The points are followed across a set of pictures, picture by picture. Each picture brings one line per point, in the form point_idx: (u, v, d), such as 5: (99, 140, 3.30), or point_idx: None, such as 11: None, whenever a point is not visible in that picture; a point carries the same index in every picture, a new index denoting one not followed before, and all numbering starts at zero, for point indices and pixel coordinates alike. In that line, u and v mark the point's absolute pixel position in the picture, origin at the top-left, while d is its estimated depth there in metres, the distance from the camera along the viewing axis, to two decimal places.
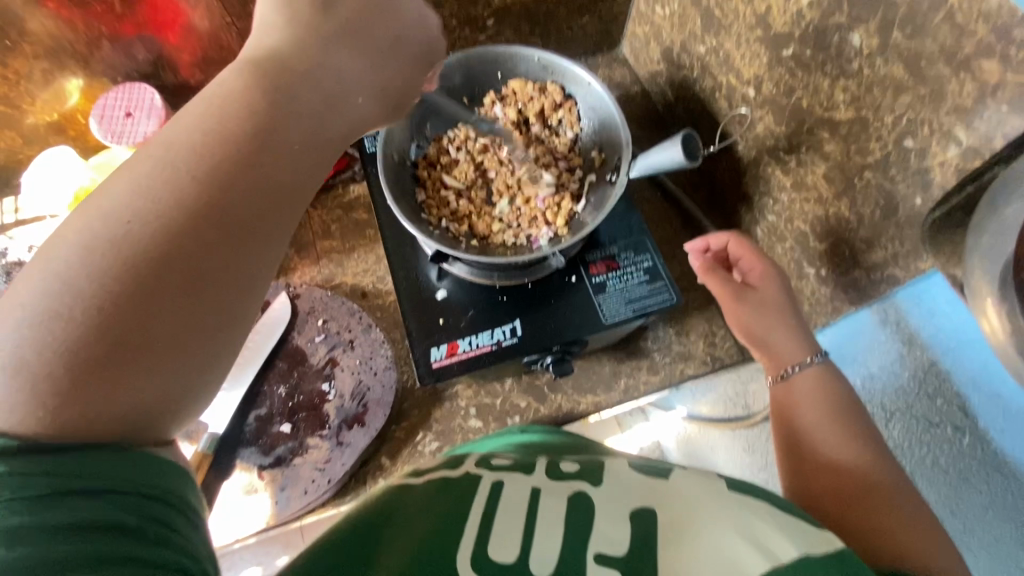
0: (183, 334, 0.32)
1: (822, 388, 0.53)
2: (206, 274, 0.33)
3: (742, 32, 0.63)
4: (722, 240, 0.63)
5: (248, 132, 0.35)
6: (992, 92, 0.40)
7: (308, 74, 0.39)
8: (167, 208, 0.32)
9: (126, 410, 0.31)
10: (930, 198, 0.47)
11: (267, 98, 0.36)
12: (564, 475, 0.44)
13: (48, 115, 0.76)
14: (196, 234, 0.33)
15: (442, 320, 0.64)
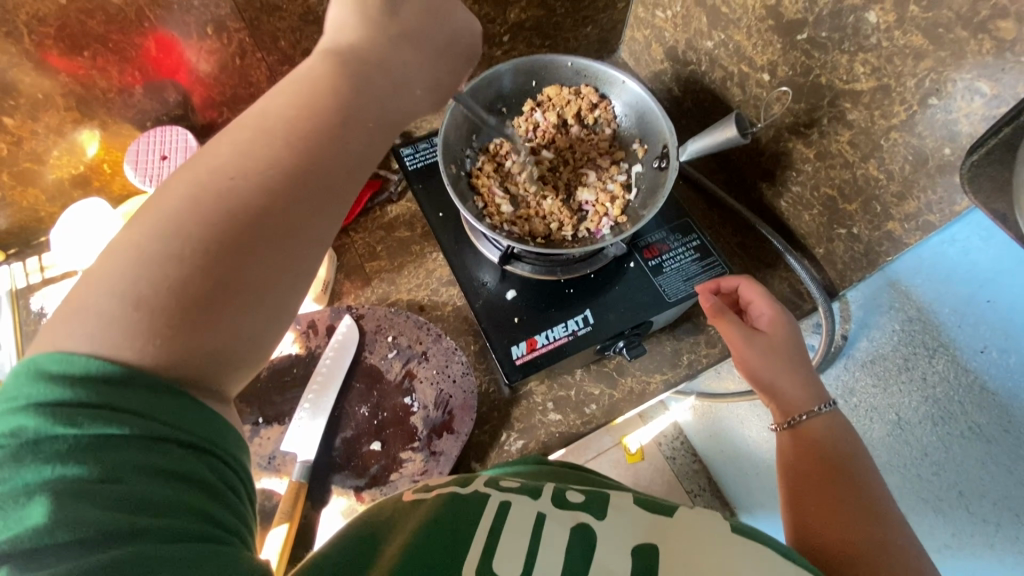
0: (249, 284, 0.38)
1: (822, 438, 0.57)
2: (279, 237, 0.39)
3: (752, 23, 0.69)
4: (732, 282, 0.65)
5: (324, 105, 0.42)
6: (1011, 47, 0.47)
7: (376, 65, 0.45)
8: (245, 156, 0.39)
9: (213, 339, 0.36)
10: (958, 146, 0.54)
11: (337, 75, 0.43)
12: (571, 503, 0.46)
13: (71, 168, 0.74)
14: (279, 199, 0.39)
15: (517, 319, 0.66)
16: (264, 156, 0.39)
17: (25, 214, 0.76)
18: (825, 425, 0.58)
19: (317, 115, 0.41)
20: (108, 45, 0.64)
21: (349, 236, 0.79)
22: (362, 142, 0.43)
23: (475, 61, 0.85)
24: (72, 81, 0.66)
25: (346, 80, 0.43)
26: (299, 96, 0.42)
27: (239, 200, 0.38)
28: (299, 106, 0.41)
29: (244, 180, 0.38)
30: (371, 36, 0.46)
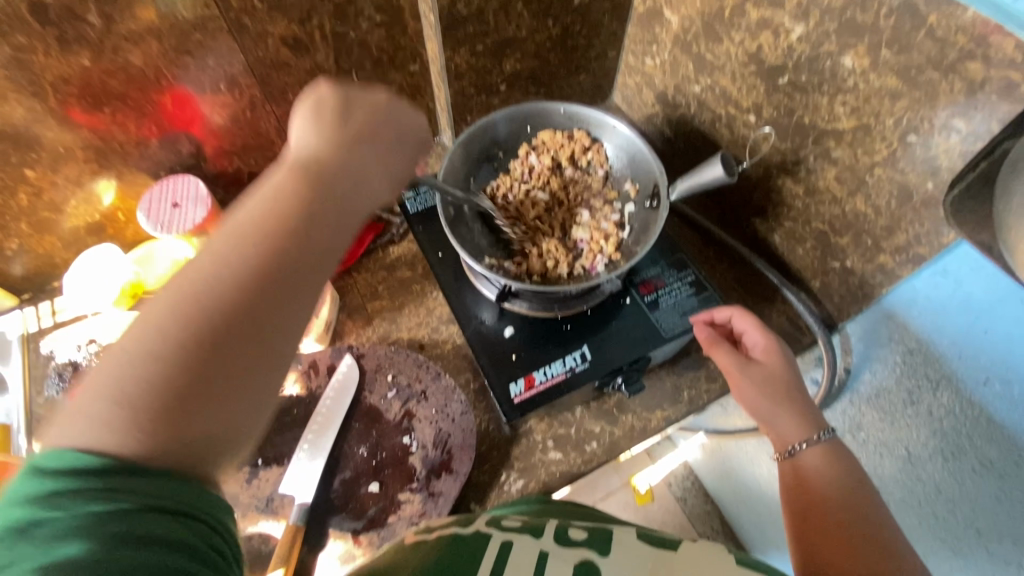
0: (225, 386, 0.38)
1: (817, 470, 0.56)
2: (258, 328, 0.39)
3: (735, 69, 0.73)
4: (725, 313, 0.66)
5: (287, 205, 0.42)
6: (981, 87, 0.48)
7: (337, 166, 0.46)
8: (212, 262, 0.39)
9: (193, 438, 0.36)
10: (941, 181, 0.55)
11: (299, 179, 0.44)
12: (572, 539, 0.45)
13: (87, 216, 0.77)
14: (250, 299, 0.39)
15: (515, 356, 0.67)
16: (237, 256, 0.40)
17: (41, 260, 0.79)
18: (821, 454, 0.57)
19: (280, 211, 0.42)
20: (126, 102, 0.68)
21: (352, 276, 0.81)
22: (324, 232, 0.43)
23: (474, 109, 0.89)
24: (92, 135, 0.69)
25: (309, 176, 0.44)
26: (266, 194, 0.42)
27: (217, 304, 0.38)
28: (265, 208, 0.42)
29: (219, 282, 0.39)
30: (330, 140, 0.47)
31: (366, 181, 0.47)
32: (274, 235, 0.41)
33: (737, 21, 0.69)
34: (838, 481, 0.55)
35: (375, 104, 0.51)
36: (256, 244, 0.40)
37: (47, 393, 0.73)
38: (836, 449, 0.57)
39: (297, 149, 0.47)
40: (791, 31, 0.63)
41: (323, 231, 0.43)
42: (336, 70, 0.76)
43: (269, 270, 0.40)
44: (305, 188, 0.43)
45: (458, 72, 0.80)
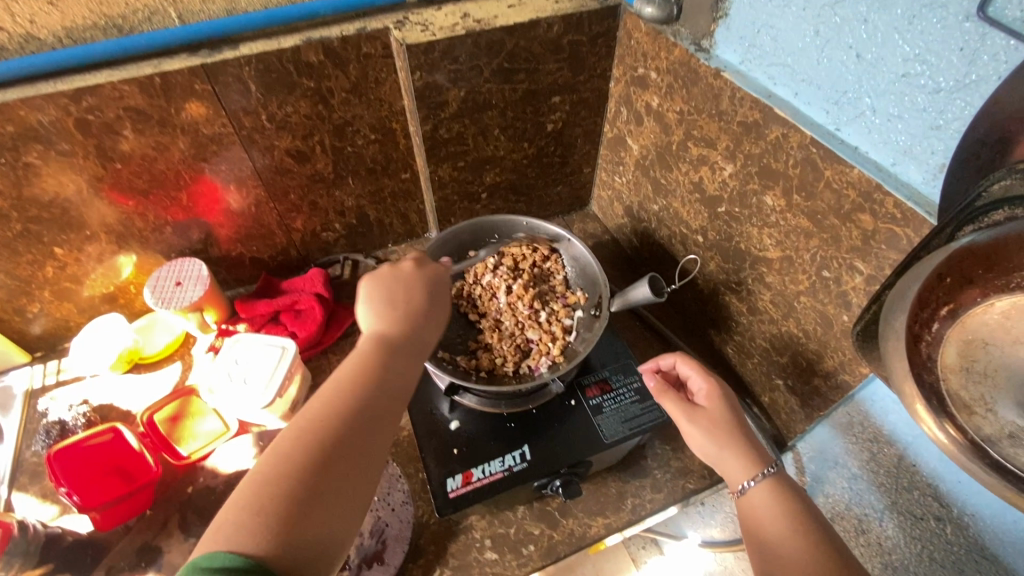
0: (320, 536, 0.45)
1: (764, 511, 0.57)
2: (351, 462, 0.49)
3: (684, 195, 0.80)
4: (669, 360, 0.71)
5: (352, 365, 0.54)
6: (873, 236, 0.53)
7: (403, 334, 0.59)
8: (298, 432, 0.49)
9: None
10: (853, 315, 0.59)
11: (379, 347, 0.56)
12: None
13: (103, 288, 0.87)
14: (334, 448, 0.48)
15: (457, 450, 0.70)
16: (319, 421, 0.50)
17: (56, 323, 0.88)
18: (766, 495, 0.58)
19: (345, 376, 0.53)
20: (150, 195, 0.79)
21: (327, 357, 0.89)
22: (395, 374, 0.55)
23: (458, 212, 0.98)
24: (117, 221, 0.80)
25: (394, 350, 0.57)
26: (376, 362, 0.55)
27: (292, 484, 0.46)
28: (333, 389, 0.52)
29: (308, 438, 0.48)
30: (397, 319, 0.59)
31: (423, 334, 0.60)
32: (365, 392, 0.52)
33: (682, 155, 0.77)
34: (787, 519, 0.56)
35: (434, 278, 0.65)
36: (343, 401, 0.51)
37: (33, 448, 0.79)
38: (778, 485, 0.58)
39: (378, 330, 0.58)
40: (724, 169, 0.70)
41: (403, 372, 0.56)
42: (334, 176, 0.88)
43: (353, 414, 0.51)
44: (388, 356, 0.56)
45: (442, 182, 0.91)
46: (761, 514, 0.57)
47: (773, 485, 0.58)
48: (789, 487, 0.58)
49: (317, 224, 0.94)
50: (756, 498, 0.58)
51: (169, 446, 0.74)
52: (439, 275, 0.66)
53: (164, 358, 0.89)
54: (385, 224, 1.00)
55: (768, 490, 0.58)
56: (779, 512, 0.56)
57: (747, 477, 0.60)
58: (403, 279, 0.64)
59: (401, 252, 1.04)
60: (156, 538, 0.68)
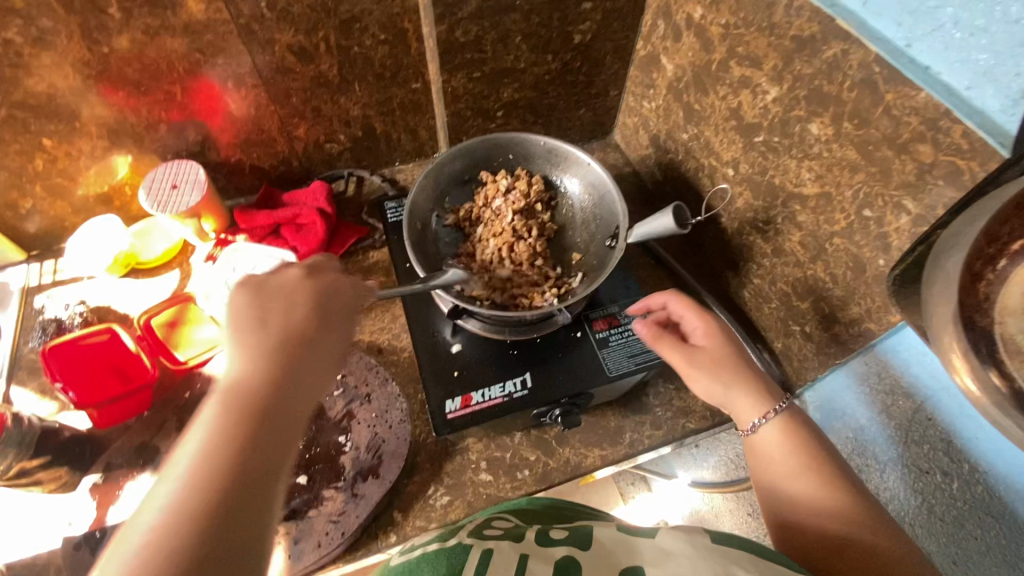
0: None
1: (773, 448, 0.56)
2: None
3: (719, 122, 0.73)
4: (658, 299, 0.66)
5: (253, 419, 0.40)
6: (930, 170, 0.48)
7: (279, 373, 0.44)
8: (173, 513, 0.34)
9: None
10: (891, 259, 0.54)
11: (254, 393, 0.41)
12: (555, 538, 0.50)
13: (97, 187, 0.83)
14: (214, 543, 0.34)
15: (457, 373, 0.68)
16: (185, 512, 0.34)
17: (51, 221, 0.85)
18: (779, 432, 0.56)
19: (231, 398, 0.41)
20: (141, 88, 0.73)
21: None
22: (271, 432, 0.40)
23: (471, 131, 0.92)
24: (107, 114, 0.75)
25: (240, 398, 0.41)
26: (258, 378, 0.42)
27: None
28: (206, 455, 0.37)
29: (183, 538, 0.33)
30: (254, 362, 0.43)
31: (306, 381, 0.45)
32: (266, 417, 0.40)
33: (722, 76, 0.70)
34: (799, 452, 0.55)
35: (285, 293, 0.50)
36: (230, 441, 0.38)
37: (31, 344, 0.78)
38: (790, 422, 0.57)
39: (232, 368, 0.43)
40: (767, 93, 0.63)
41: (274, 442, 0.40)
42: (339, 80, 0.81)
43: (232, 495, 0.36)
44: (236, 415, 0.39)
45: (455, 94, 0.84)
46: (766, 451, 0.56)
47: (786, 423, 0.57)
48: (798, 421, 0.57)
49: (321, 134, 0.88)
50: (767, 436, 0.57)
51: (166, 351, 0.73)
52: (331, 283, 0.53)
53: (162, 265, 0.87)
54: (392, 139, 0.94)
55: (778, 429, 0.56)
56: (789, 447, 0.55)
57: (755, 417, 0.58)
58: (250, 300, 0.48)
59: (409, 171, 0.99)
60: (154, 439, 0.68)
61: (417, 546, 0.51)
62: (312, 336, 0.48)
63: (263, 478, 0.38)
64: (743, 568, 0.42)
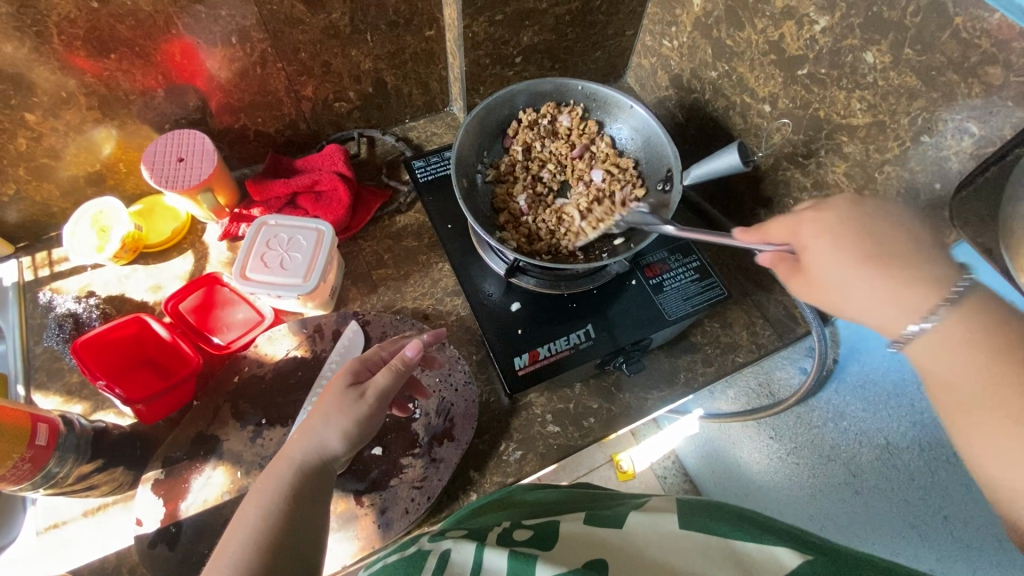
0: None
1: (928, 324, 0.44)
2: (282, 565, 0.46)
3: (755, 57, 0.72)
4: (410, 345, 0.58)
5: (309, 454, 0.52)
6: (998, 91, 0.50)
7: (329, 421, 0.53)
8: (263, 505, 0.49)
9: None
10: (948, 183, 0.56)
11: (318, 429, 0.53)
12: (518, 534, 0.50)
13: (88, 166, 0.75)
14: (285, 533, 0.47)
15: (521, 330, 0.69)
16: (268, 504, 0.49)
17: (37, 209, 0.76)
18: (920, 293, 0.44)
19: (247, 522, 0.48)
20: (134, 48, 0.65)
21: (357, 243, 0.81)
22: (321, 466, 0.52)
23: (488, 80, 0.88)
24: (96, 81, 0.67)
25: (311, 443, 0.52)
26: (271, 492, 0.50)
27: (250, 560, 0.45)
28: (279, 482, 0.50)
29: (260, 524, 0.47)
30: (330, 403, 0.54)
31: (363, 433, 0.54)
32: (280, 534, 0.47)
33: (763, 8, 0.68)
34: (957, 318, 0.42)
35: (365, 361, 0.58)
36: (270, 513, 0.48)
37: (44, 343, 0.72)
38: (936, 278, 0.44)
39: (312, 413, 0.54)
40: (815, 23, 0.63)
41: (315, 489, 0.51)
42: (350, 30, 0.75)
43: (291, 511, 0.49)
44: (304, 447, 0.52)
45: (475, 40, 0.79)
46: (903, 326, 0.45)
47: (920, 281, 0.45)
48: (980, 306, 0.42)
49: (330, 92, 0.82)
50: (941, 341, 0.43)
51: (203, 336, 0.69)
52: (375, 352, 0.59)
53: (173, 247, 0.80)
54: (403, 93, 0.88)
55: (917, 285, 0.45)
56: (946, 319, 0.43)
57: (913, 320, 0.44)
58: (345, 369, 0.58)
59: (421, 127, 0.93)
60: (210, 428, 0.65)
61: (380, 561, 0.49)
62: (316, 434, 0.52)
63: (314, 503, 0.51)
64: (711, 561, 0.45)
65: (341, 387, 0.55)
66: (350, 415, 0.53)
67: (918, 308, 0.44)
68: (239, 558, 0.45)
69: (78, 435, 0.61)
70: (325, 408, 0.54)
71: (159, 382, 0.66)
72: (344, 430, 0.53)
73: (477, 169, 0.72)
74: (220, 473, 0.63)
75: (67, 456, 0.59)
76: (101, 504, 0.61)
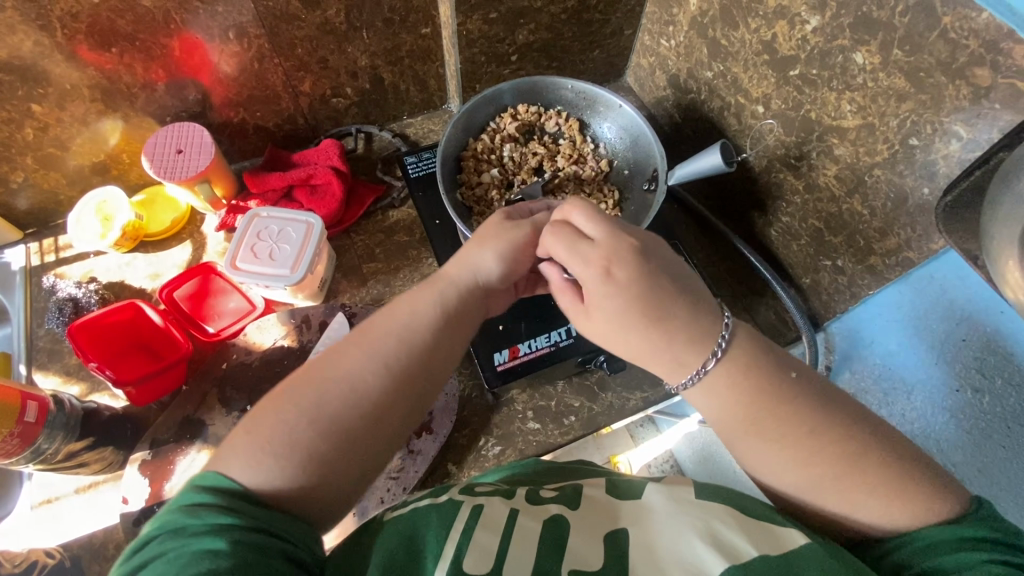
0: (347, 442, 0.47)
1: (718, 414, 0.48)
2: (400, 400, 0.50)
3: (749, 57, 0.72)
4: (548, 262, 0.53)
5: (455, 292, 0.54)
6: (986, 93, 0.48)
7: (478, 261, 0.54)
8: (402, 337, 0.51)
9: (323, 469, 0.46)
10: (936, 187, 0.55)
11: (471, 259, 0.54)
12: (543, 496, 0.49)
13: (93, 156, 0.77)
14: (400, 377, 0.50)
15: (502, 327, 0.69)
16: (392, 332, 0.51)
17: (45, 197, 0.79)
18: (723, 385, 0.48)
19: (382, 341, 0.51)
20: (137, 43, 0.68)
21: (350, 237, 0.82)
22: (462, 304, 0.54)
23: (484, 78, 0.88)
24: (100, 74, 0.69)
25: (454, 278, 0.54)
26: (411, 316, 0.52)
27: (382, 380, 0.49)
28: (419, 308, 0.53)
29: (384, 350, 0.50)
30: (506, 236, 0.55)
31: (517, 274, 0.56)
32: (410, 364, 0.50)
33: (756, 7, 0.68)
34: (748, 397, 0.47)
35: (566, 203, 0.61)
36: (394, 343, 0.51)
37: (46, 326, 0.75)
38: (736, 360, 0.48)
39: (464, 247, 0.56)
40: (807, 22, 0.62)
41: (449, 331, 0.53)
42: (346, 27, 0.76)
43: (422, 347, 0.51)
44: (445, 282, 0.54)
45: (469, 38, 0.80)
46: (713, 414, 0.49)
47: (732, 366, 0.48)
48: (744, 350, 0.48)
49: (327, 87, 0.83)
50: (710, 387, 0.48)
51: (196, 323, 0.71)
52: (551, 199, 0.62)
53: (172, 237, 0.83)
54: (400, 90, 0.89)
55: (725, 373, 0.48)
56: (744, 413, 0.47)
57: (683, 374, 0.48)
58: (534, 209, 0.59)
59: (418, 124, 0.94)
60: (198, 413, 0.67)
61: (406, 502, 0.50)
62: (471, 259, 0.54)
63: (444, 343, 0.53)
64: (725, 523, 0.44)
65: (497, 222, 0.56)
66: (502, 243, 0.54)
67: (689, 363, 0.48)
68: (369, 365, 0.49)
69: (68, 414, 0.63)
70: (481, 238, 0.55)
71: (150, 366, 0.68)
72: (501, 256, 0.54)
73: (459, 162, 0.72)
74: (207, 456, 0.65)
75: (57, 433, 0.61)
76: (92, 482, 0.64)
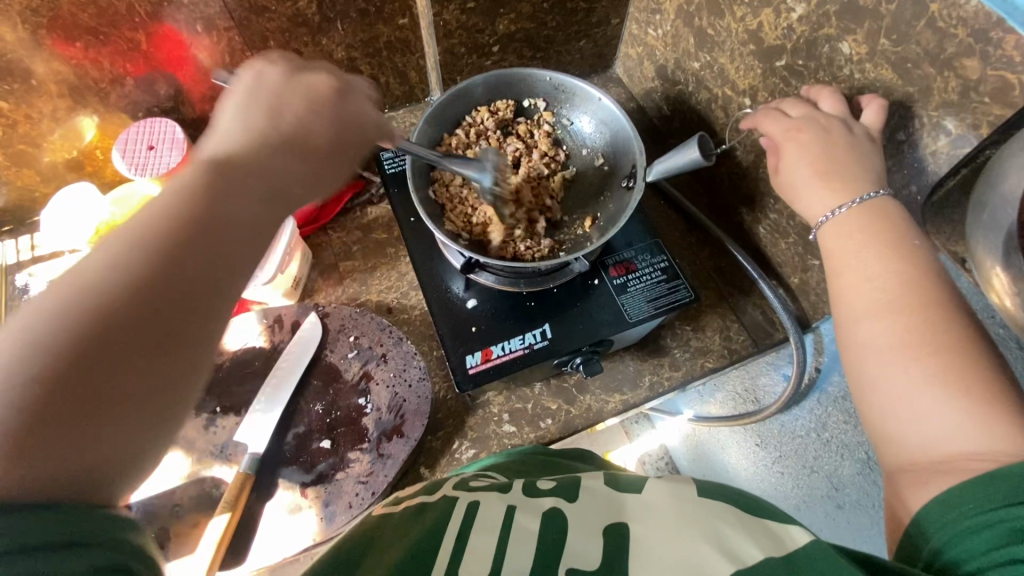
0: (135, 387, 0.36)
1: (865, 279, 0.46)
2: (176, 317, 0.38)
3: (735, 47, 0.68)
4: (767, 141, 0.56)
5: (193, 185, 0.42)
6: (976, 86, 0.45)
7: (253, 168, 0.45)
8: (137, 235, 0.38)
9: (86, 406, 0.34)
10: (923, 185, 0.52)
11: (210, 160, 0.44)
12: (541, 492, 0.48)
13: (65, 153, 0.76)
14: (162, 290, 0.38)
15: (475, 328, 0.67)
16: (160, 217, 0.39)
17: (19, 194, 0.78)
18: (858, 224, 0.48)
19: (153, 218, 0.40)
20: (102, 37, 0.66)
21: (327, 234, 0.81)
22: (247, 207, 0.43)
23: (465, 70, 0.86)
24: (66, 69, 0.68)
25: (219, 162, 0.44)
26: (189, 200, 0.41)
27: (143, 276, 0.37)
28: (185, 200, 0.41)
29: (150, 240, 0.39)
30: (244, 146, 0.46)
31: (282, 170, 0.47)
32: (149, 249, 0.38)
33: None
34: (859, 249, 0.47)
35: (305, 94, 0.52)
36: (171, 228, 0.39)
37: None
38: (878, 212, 0.48)
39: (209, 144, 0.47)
40: (792, 10, 0.59)
41: (238, 230, 0.42)
42: (319, 18, 0.73)
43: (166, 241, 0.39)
44: (218, 179, 0.42)
45: (447, 29, 0.77)
46: (840, 255, 0.48)
47: (869, 217, 0.48)
48: (896, 215, 0.47)
49: None
50: (846, 230, 0.48)
51: None
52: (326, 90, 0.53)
53: None
54: (380, 83, 0.87)
55: (862, 218, 0.48)
56: (870, 231, 0.47)
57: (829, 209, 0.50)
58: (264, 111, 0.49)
59: (400, 118, 0.92)
60: None
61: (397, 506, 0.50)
62: (269, 160, 0.46)
63: (221, 248, 0.41)
64: (728, 524, 0.41)
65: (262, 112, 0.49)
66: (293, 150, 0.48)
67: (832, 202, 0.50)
68: (135, 254, 0.38)
69: None
70: (252, 133, 0.47)
71: None
72: (299, 165, 0.48)
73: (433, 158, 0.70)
74: (177, 458, 0.64)
75: None
76: None
